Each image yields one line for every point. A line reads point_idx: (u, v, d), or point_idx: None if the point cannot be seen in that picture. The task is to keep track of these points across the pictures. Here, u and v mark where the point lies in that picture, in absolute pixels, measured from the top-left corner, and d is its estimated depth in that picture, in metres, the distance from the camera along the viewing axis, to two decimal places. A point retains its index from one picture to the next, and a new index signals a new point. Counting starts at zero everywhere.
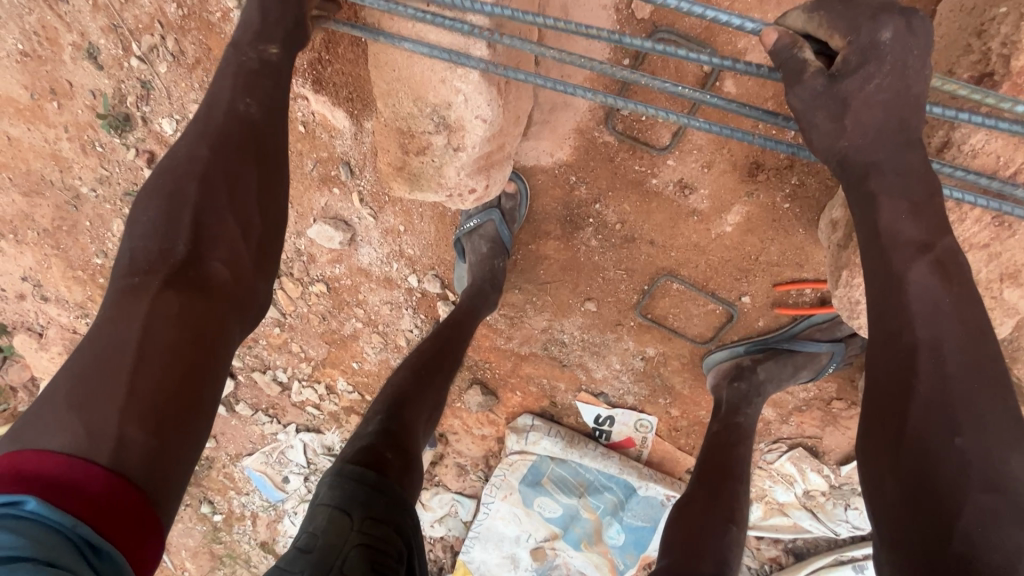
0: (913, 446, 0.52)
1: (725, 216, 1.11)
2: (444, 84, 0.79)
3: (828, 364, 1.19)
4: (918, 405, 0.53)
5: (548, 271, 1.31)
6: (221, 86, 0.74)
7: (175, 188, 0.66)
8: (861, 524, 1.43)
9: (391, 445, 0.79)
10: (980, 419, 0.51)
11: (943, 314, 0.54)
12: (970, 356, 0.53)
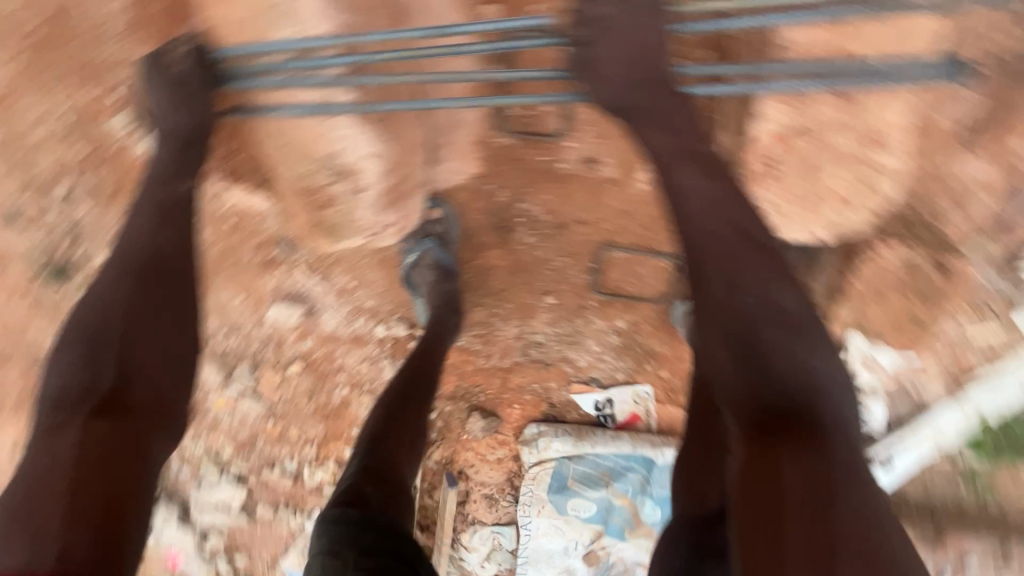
0: (722, 311, 0.74)
1: (636, 176, 1.15)
2: (326, 135, 0.83)
3: None
4: (717, 279, 0.75)
5: (499, 278, 1.34)
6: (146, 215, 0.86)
7: (96, 328, 0.79)
8: (878, 422, 1.40)
9: (372, 479, 0.87)
10: (758, 275, 0.74)
11: (720, 207, 0.77)
12: (741, 230, 0.76)
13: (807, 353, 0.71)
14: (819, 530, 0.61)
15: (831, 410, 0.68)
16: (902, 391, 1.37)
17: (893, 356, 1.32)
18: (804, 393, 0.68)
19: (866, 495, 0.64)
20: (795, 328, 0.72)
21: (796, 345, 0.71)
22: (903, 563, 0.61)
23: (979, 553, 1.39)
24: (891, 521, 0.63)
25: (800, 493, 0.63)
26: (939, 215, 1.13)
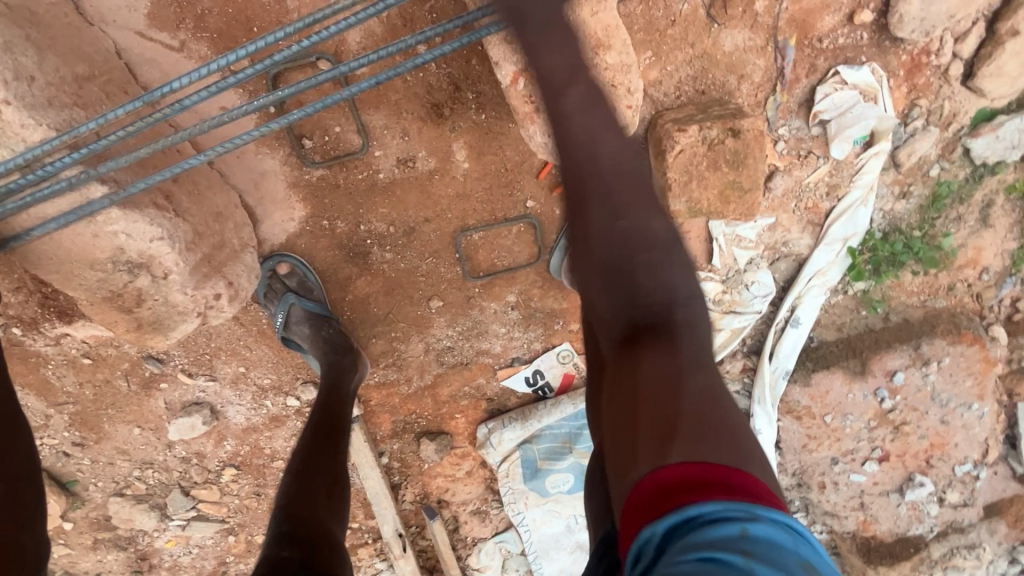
0: (595, 236, 0.80)
1: (454, 157, 1.17)
2: (100, 237, 0.79)
3: None
4: (592, 212, 0.80)
5: (379, 303, 1.33)
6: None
7: None
8: (769, 289, 1.49)
9: (291, 543, 0.82)
10: (624, 210, 0.81)
11: (608, 133, 0.81)
12: (617, 168, 0.81)
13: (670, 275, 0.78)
14: (674, 406, 0.62)
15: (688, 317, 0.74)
16: (776, 253, 1.46)
17: (752, 225, 1.38)
18: (663, 304, 0.75)
19: (716, 384, 0.66)
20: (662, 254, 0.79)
21: (659, 269, 0.78)
22: (752, 442, 0.60)
23: (898, 362, 1.53)
24: (736, 408, 0.65)
25: (657, 380, 0.65)
26: (726, 90, 1.21)
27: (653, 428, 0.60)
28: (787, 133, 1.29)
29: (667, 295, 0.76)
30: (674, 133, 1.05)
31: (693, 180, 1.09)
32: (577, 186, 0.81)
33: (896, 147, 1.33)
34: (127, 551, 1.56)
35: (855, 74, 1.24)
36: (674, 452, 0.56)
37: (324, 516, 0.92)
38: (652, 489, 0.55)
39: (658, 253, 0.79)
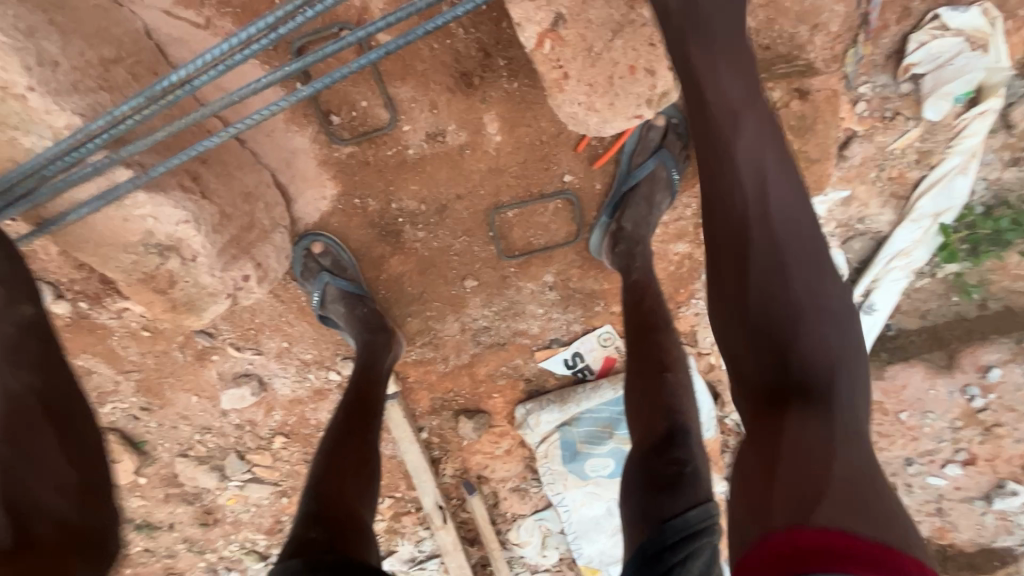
0: (754, 177, 0.70)
1: (485, 130, 1.10)
2: (130, 218, 0.81)
3: (671, 174, 1.16)
4: (759, 122, 0.71)
5: (413, 282, 1.31)
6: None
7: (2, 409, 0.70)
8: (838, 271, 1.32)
9: (318, 523, 0.83)
10: (748, 174, 0.70)
11: (734, 70, 0.73)
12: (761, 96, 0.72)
13: (796, 266, 0.67)
14: (814, 463, 0.57)
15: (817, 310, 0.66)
16: (850, 230, 1.29)
17: (824, 200, 1.22)
18: (788, 307, 0.66)
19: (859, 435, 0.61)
20: (778, 236, 0.68)
21: (781, 253, 0.68)
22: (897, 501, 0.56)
23: (995, 356, 1.34)
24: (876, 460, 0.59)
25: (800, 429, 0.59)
26: (795, 43, 1.04)
27: (787, 489, 0.55)
28: (869, 92, 1.11)
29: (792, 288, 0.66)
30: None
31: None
32: (729, 110, 0.72)
33: (1009, 106, 1.14)
34: (194, 506, 1.64)
35: (960, 17, 1.03)
36: (817, 518, 0.51)
37: (353, 500, 0.91)
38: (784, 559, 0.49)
39: (784, 230, 0.68)
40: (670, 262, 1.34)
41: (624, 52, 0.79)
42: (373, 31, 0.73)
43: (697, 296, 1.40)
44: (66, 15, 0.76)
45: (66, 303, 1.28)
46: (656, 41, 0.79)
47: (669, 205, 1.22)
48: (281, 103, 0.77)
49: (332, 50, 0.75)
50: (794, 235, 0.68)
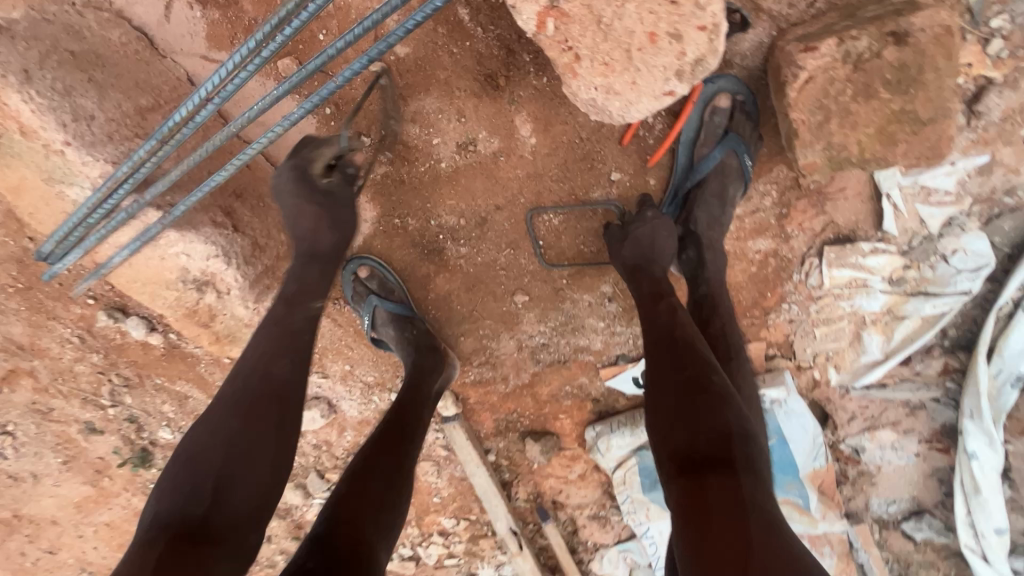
0: (662, 316, 0.86)
1: (519, 133, 1.02)
2: (165, 257, 0.86)
3: (743, 160, 0.97)
4: (645, 281, 0.93)
5: (461, 301, 1.26)
6: (274, 335, 0.80)
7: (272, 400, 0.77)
8: (982, 261, 1.04)
9: (319, 553, 0.80)
10: (658, 316, 0.86)
11: (640, 254, 0.96)
12: (640, 260, 0.95)
13: (705, 369, 0.77)
14: None
15: (722, 400, 0.74)
16: (996, 206, 1.00)
17: (949, 169, 0.96)
18: (694, 406, 0.74)
19: None
20: (686, 346, 0.81)
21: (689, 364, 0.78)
22: None
23: None
24: None
25: None
26: None
27: None
28: (1008, 23, 0.86)
29: (712, 383, 0.76)
30: (798, 55, 0.74)
31: (833, 117, 0.75)
32: (644, 251, 0.96)
33: None
34: (285, 521, 1.70)
35: None
36: None
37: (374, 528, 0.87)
38: None
39: (682, 347, 0.80)
40: (751, 262, 1.14)
41: (638, 19, 0.65)
42: (356, 36, 0.65)
43: (789, 300, 1.18)
44: (104, 71, 0.83)
45: (160, 335, 1.42)
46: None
47: (743, 196, 1.04)
48: (272, 132, 0.73)
49: (315, 64, 0.68)
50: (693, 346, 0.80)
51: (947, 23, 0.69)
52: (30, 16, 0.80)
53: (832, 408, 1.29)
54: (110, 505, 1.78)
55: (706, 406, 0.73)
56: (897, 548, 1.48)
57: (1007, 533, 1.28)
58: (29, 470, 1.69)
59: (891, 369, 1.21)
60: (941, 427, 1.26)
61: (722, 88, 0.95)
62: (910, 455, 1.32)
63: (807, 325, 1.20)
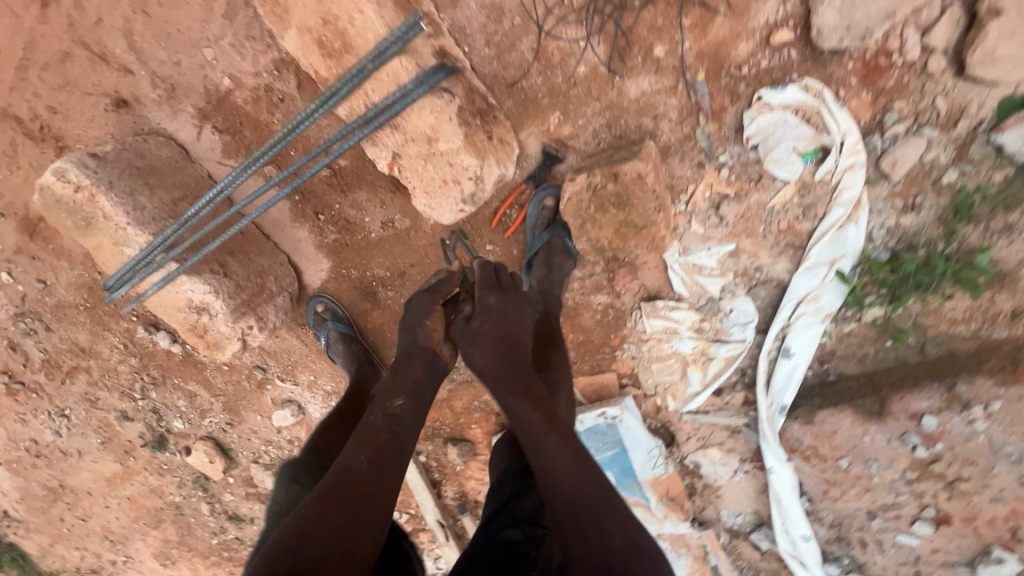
0: (558, 453, 0.93)
1: (422, 215, 1.50)
2: (180, 292, 1.35)
3: (565, 242, 1.35)
4: (525, 407, 0.98)
5: (391, 330, 1.71)
6: (375, 440, 1.02)
7: (375, 461, 0.98)
8: (751, 317, 1.42)
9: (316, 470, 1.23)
10: (560, 452, 0.93)
11: (499, 354, 1.05)
12: (521, 386, 1.01)
13: (610, 521, 0.85)
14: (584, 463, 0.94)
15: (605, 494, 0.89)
16: (753, 278, 1.39)
17: (709, 253, 1.37)
18: (608, 563, 0.80)
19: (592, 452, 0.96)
20: (592, 487, 0.89)
21: (592, 513, 0.86)
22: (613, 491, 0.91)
23: (926, 404, 1.32)
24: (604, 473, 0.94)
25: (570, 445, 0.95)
26: (645, 130, 1.27)
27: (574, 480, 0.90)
28: (729, 160, 1.27)
29: (609, 541, 0.83)
30: (568, 182, 1.28)
31: (587, 222, 1.30)
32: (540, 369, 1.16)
33: (877, 159, 1.21)
34: None
35: (782, 94, 1.18)
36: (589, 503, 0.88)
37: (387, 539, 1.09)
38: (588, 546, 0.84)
39: (586, 493, 0.89)
40: (595, 311, 1.55)
41: (436, 171, 1.07)
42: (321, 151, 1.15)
43: (628, 341, 1.57)
44: (155, 177, 1.34)
45: (180, 345, 1.91)
46: (455, 162, 1.05)
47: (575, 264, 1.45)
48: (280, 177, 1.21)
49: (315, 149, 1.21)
50: (600, 495, 0.89)
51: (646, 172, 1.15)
52: (117, 147, 1.34)
53: (674, 429, 1.65)
54: (132, 480, 2.26)
55: (622, 562, 0.80)
56: (747, 556, 1.75)
57: (812, 539, 1.57)
58: (76, 448, 2.19)
59: (709, 399, 1.57)
60: (755, 449, 1.58)
61: (549, 193, 1.35)
62: (738, 471, 1.64)
63: (645, 360, 1.59)
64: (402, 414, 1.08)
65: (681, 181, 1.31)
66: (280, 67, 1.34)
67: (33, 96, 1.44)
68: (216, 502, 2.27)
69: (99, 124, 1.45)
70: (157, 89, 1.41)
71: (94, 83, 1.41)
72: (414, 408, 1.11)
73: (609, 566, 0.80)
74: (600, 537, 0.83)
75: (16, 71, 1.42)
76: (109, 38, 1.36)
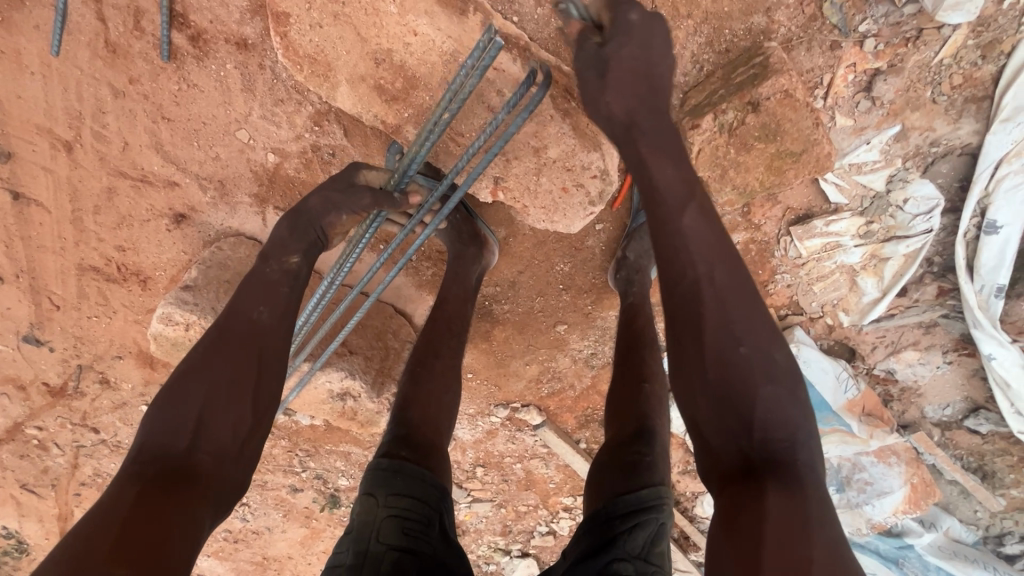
0: (699, 234, 0.71)
1: (516, 219, 1.36)
2: (319, 387, 1.33)
3: None
4: (667, 169, 0.75)
5: (517, 339, 1.61)
6: (233, 383, 0.78)
7: (194, 389, 0.76)
8: (931, 202, 1.19)
9: (406, 445, 0.91)
10: (698, 231, 0.71)
11: (637, 98, 0.78)
12: (659, 132, 0.78)
13: (747, 325, 0.67)
14: (729, 284, 0.69)
15: (753, 325, 0.67)
16: (927, 156, 1.15)
17: (869, 147, 1.14)
18: (738, 369, 0.66)
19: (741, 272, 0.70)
20: (725, 269, 0.69)
21: (730, 309, 0.67)
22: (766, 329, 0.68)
23: None
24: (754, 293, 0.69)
25: (716, 252, 0.70)
26: (758, 33, 1.03)
27: (714, 301, 0.68)
28: (874, 26, 1.02)
29: (733, 348, 0.66)
30: (689, 131, 1.05)
31: (729, 169, 1.08)
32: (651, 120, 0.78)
33: None
34: None
35: None
36: (739, 339, 0.67)
37: (404, 567, 0.77)
38: (727, 383, 0.65)
39: (727, 291, 0.68)
40: None
41: (553, 182, 1.00)
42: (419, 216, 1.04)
43: (781, 271, 1.36)
44: None
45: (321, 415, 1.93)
46: (573, 165, 0.98)
47: None
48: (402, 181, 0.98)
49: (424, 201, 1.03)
50: (748, 296, 0.68)
51: (786, 89, 0.97)
52: (203, 268, 1.32)
53: (854, 343, 1.46)
54: (320, 537, 2.37)
55: (750, 379, 0.65)
56: (966, 443, 1.58)
57: None
58: (265, 525, 2.32)
59: (892, 302, 1.36)
60: (960, 337, 1.37)
61: None
62: (942, 364, 1.44)
63: (804, 285, 1.37)
64: (265, 328, 0.84)
65: (814, 74, 1.06)
66: (319, 120, 1.20)
67: (98, 242, 1.38)
68: None
69: (169, 246, 1.39)
70: (208, 190, 1.31)
71: (147, 209, 1.34)
72: (284, 317, 0.87)
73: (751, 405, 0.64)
74: (725, 344, 0.66)
75: (72, 225, 1.35)
76: (143, 158, 1.26)
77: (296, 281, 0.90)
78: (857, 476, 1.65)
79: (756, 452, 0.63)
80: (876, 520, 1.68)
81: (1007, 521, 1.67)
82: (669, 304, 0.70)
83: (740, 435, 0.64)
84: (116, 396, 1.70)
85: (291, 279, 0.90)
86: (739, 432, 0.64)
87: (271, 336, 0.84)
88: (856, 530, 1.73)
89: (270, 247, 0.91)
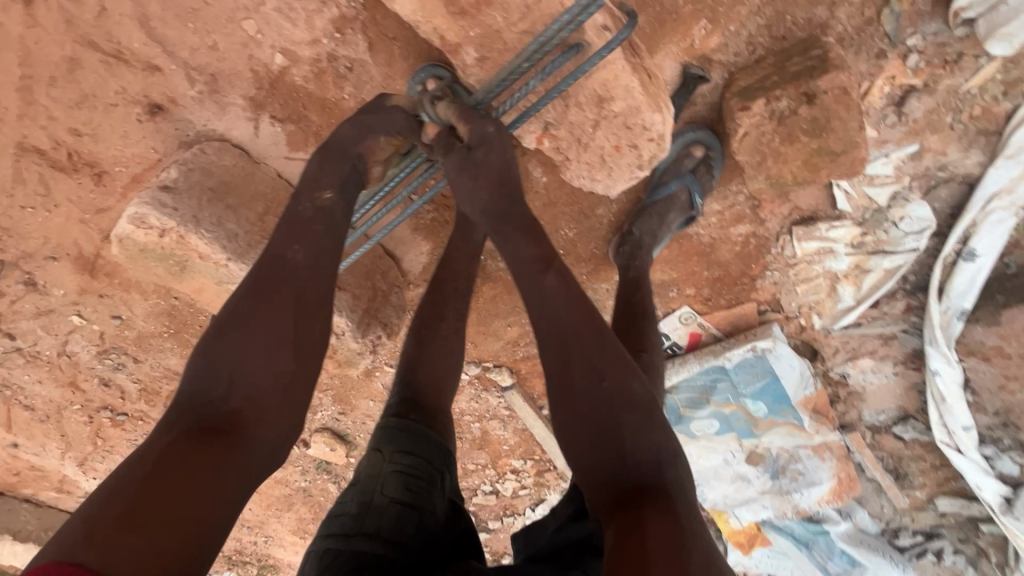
0: (558, 295, 0.78)
1: (532, 174, 1.32)
2: None
3: (692, 197, 1.23)
4: (519, 240, 0.83)
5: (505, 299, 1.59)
6: (269, 325, 0.73)
7: (227, 334, 0.72)
8: (924, 223, 1.26)
9: (415, 409, 0.95)
10: (557, 296, 0.78)
11: (493, 190, 0.87)
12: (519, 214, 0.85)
13: (608, 365, 0.74)
14: (588, 339, 0.76)
15: (616, 366, 0.74)
16: (931, 179, 1.22)
17: (885, 160, 1.19)
18: (603, 407, 0.73)
19: (599, 323, 0.77)
20: (593, 340, 0.76)
21: (596, 359, 0.75)
22: (628, 370, 0.75)
23: None
24: (611, 342, 0.76)
25: (577, 311, 0.77)
26: (814, 26, 1.04)
27: (580, 353, 0.75)
28: (920, 43, 1.04)
29: (602, 386, 0.73)
30: (738, 113, 1.07)
31: (768, 158, 1.09)
32: (513, 199, 0.86)
33: None
34: None
35: None
36: (605, 380, 0.74)
37: (405, 520, 0.78)
38: (606, 417, 0.72)
39: (589, 342, 0.76)
40: (734, 243, 1.40)
41: (607, 137, 0.97)
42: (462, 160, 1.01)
43: (771, 268, 1.41)
44: (233, 196, 1.20)
45: None
46: (633, 123, 0.95)
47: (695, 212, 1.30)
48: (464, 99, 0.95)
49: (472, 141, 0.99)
50: (604, 344, 0.75)
51: (844, 86, 1.00)
52: (180, 168, 1.18)
53: (819, 345, 1.54)
54: None
55: (618, 413, 0.72)
56: (889, 447, 1.73)
57: (974, 429, 1.55)
58: None
59: (863, 312, 1.44)
60: (913, 351, 1.49)
61: (695, 139, 1.21)
62: (890, 374, 1.56)
63: (790, 283, 1.43)
64: (303, 269, 0.79)
65: (856, 79, 1.08)
66: (342, 27, 1.08)
67: (48, 120, 1.18)
68: (337, 484, 2.24)
69: (136, 140, 1.21)
70: (196, 84, 1.16)
71: (117, 92, 1.16)
72: (322, 257, 0.82)
73: (626, 439, 0.71)
74: (593, 385, 0.74)
75: (17, 94, 1.14)
76: (122, 30, 1.08)
77: (328, 219, 0.85)
78: (792, 466, 1.77)
79: (633, 479, 0.70)
80: (801, 507, 1.83)
81: (905, 518, 1.88)
82: (544, 359, 0.78)
83: (614, 462, 0.71)
84: (42, 301, 1.50)
85: (325, 217, 0.85)
86: (612, 462, 0.71)
87: (313, 274, 0.80)
88: (782, 514, 1.88)
89: (301, 183, 0.87)
